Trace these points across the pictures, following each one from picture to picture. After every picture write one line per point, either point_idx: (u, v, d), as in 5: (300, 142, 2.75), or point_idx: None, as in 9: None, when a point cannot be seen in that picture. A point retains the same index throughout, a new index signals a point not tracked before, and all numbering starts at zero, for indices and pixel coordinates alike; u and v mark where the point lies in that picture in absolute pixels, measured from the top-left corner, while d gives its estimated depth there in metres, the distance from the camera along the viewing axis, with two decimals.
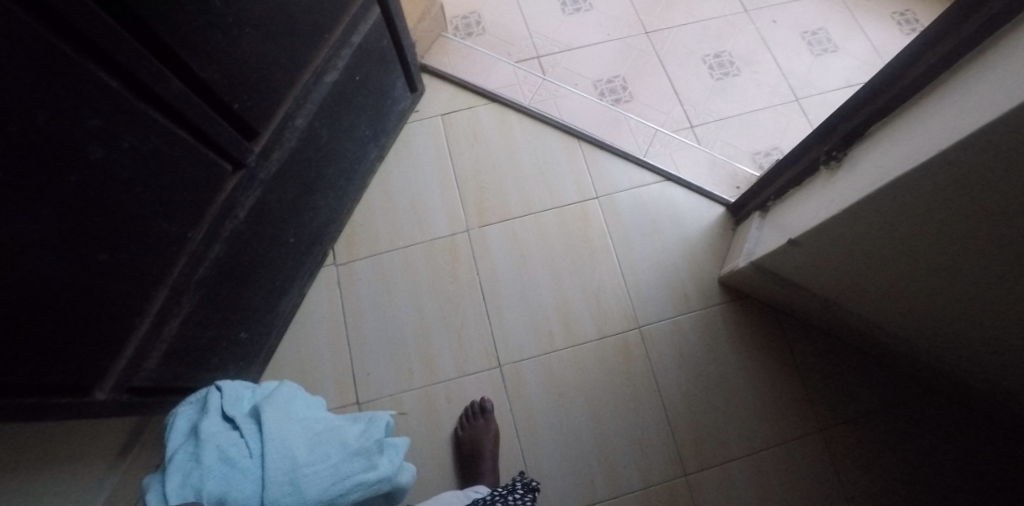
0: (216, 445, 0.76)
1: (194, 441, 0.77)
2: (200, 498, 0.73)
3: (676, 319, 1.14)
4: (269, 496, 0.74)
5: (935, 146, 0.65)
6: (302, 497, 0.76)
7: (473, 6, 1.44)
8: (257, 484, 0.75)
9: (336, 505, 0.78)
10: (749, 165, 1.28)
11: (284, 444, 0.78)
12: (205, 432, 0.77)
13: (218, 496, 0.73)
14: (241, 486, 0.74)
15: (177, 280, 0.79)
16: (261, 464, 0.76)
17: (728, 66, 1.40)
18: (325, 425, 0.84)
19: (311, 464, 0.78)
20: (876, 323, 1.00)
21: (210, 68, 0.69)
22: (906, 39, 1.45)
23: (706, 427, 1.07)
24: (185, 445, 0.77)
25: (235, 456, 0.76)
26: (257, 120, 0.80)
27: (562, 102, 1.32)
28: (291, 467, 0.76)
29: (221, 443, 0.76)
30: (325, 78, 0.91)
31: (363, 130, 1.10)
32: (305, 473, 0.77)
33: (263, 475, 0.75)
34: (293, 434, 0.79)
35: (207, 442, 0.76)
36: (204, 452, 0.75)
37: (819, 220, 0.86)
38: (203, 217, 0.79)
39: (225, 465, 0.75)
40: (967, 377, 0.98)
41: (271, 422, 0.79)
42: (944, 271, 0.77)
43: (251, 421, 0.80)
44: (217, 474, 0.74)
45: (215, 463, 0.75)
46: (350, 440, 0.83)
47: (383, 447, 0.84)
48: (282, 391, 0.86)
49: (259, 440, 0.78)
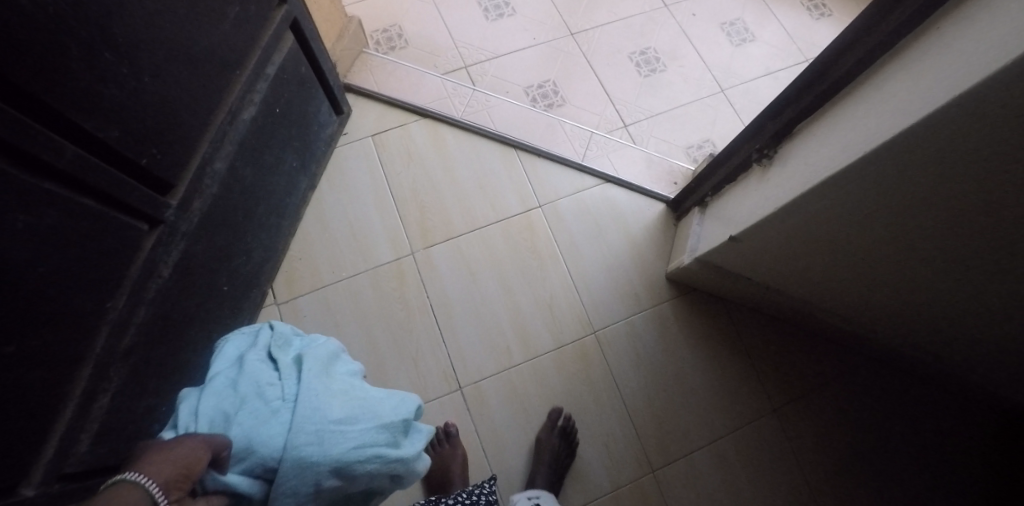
0: (255, 381, 0.74)
1: (239, 369, 0.77)
2: (234, 428, 0.70)
3: (629, 319, 1.15)
4: (291, 443, 0.69)
5: (856, 145, 0.68)
6: (324, 454, 0.69)
7: (393, 18, 1.39)
8: (283, 430, 0.70)
9: (352, 474, 0.71)
10: (684, 160, 1.31)
11: (319, 396, 0.73)
12: (249, 363, 0.77)
13: (245, 434, 0.69)
14: (270, 424, 0.70)
15: (101, 354, 0.73)
16: (292, 409, 0.72)
17: (654, 63, 1.42)
18: (361, 388, 0.78)
19: (339, 423, 0.71)
20: (818, 305, 1.04)
21: (109, 128, 0.64)
22: (816, 24, 1.52)
23: (669, 422, 1.09)
24: (231, 370, 0.77)
25: (270, 391, 0.73)
26: (169, 172, 0.74)
27: (495, 111, 1.30)
28: (319, 421, 0.71)
29: (261, 380, 0.74)
30: (242, 116, 0.85)
31: (289, 161, 1.04)
32: (332, 429, 0.71)
33: (291, 421, 0.70)
34: (330, 391, 0.74)
35: (255, 372, 0.75)
36: (248, 383, 0.74)
37: (756, 216, 0.89)
38: (122, 284, 0.74)
39: (262, 398, 0.72)
40: (901, 346, 1.04)
41: (314, 372, 0.76)
42: (875, 256, 0.80)
43: (294, 367, 0.77)
44: (254, 409, 0.71)
45: (251, 397, 0.73)
46: (384, 412, 0.75)
47: (409, 430, 0.77)
48: (331, 347, 0.82)
49: (297, 386, 0.74)
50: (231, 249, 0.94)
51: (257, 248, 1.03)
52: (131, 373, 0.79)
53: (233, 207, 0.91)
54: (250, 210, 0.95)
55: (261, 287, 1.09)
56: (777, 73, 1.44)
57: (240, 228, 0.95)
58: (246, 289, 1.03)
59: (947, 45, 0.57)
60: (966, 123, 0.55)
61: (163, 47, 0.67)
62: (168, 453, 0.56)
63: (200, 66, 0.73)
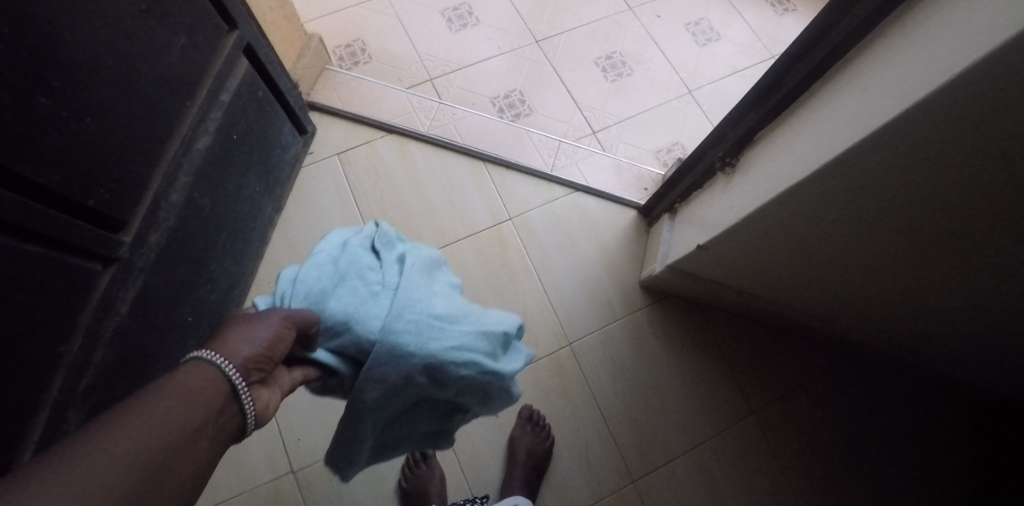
0: (354, 257, 0.62)
1: (335, 246, 0.64)
2: (319, 310, 0.57)
3: (604, 329, 1.15)
4: (389, 327, 0.56)
5: (811, 157, 0.68)
6: (421, 348, 0.57)
7: (355, 33, 1.38)
8: (382, 315, 0.58)
9: (443, 377, 0.59)
10: (653, 165, 1.31)
11: (421, 285, 0.61)
12: (349, 238, 0.64)
13: (338, 312, 0.57)
14: (369, 306, 0.58)
15: (58, 399, 0.71)
16: (392, 295, 0.59)
17: (620, 67, 1.41)
18: (464, 295, 0.66)
19: (442, 319, 0.59)
20: (789, 307, 1.04)
21: (50, 171, 0.62)
22: (781, 20, 1.53)
23: (647, 430, 1.09)
24: (326, 245, 0.64)
25: (370, 274, 0.61)
26: (120, 210, 0.72)
27: (462, 124, 1.29)
28: (421, 313, 0.58)
29: (360, 259, 0.62)
30: (196, 146, 0.83)
31: (251, 186, 1.03)
32: (433, 323, 0.58)
33: (392, 305, 0.58)
34: (433, 288, 0.62)
35: (351, 249, 0.62)
36: (343, 259, 0.61)
37: (721, 226, 0.89)
38: (76, 326, 0.71)
39: (354, 274, 0.61)
40: (872, 343, 1.05)
41: (418, 261, 0.63)
42: (838, 262, 0.81)
43: (397, 255, 0.64)
44: (347, 289, 0.59)
45: (346, 276, 0.60)
46: (485, 317, 0.63)
47: (507, 347, 0.66)
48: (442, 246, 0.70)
49: (398, 272, 0.62)
50: (194, 279, 0.92)
51: (223, 275, 1.01)
52: (93, 414, 0.77)
53: (194, 237, 0.88)
54: (212, 238, 0.94)
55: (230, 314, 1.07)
56: (743, 71, 1.44)
57: (203, 257, 0.93)
58: (213, 318, 1.01)
59: (892, 57, 0.57)
60: (913, 137, 0.55)
61: (105, 85, 0.65)
62: (250, 331, 0.51)
63: (147, 100, 0.72)
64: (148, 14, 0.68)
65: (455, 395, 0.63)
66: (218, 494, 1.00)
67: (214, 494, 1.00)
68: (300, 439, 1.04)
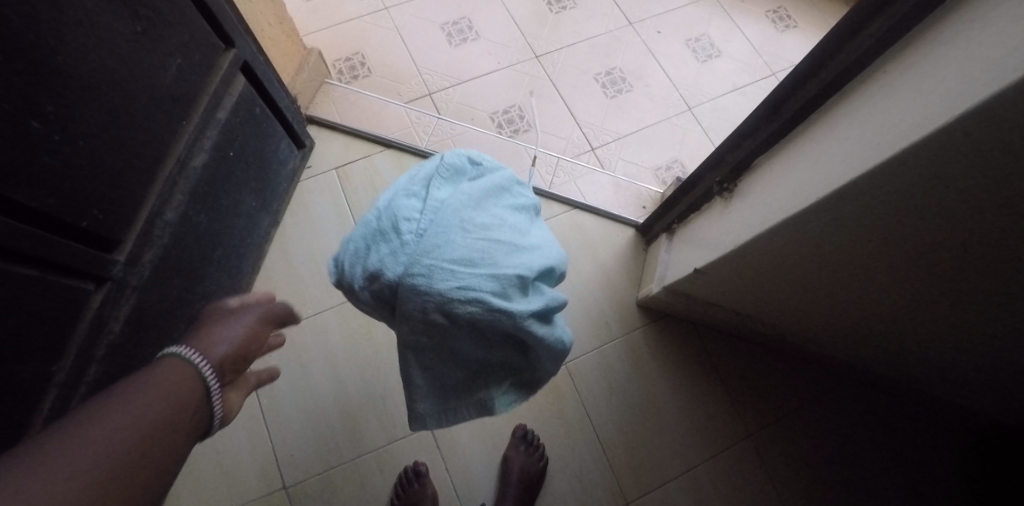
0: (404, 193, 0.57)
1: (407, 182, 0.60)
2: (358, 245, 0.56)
3: (600, 349, 1.14)
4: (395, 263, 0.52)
5: (810, 189, 0.68)
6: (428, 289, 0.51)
7: (355, 47, 1.38)
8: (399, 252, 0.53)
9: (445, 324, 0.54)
10: (652, 183, 1.31)
11: (441, 219, 0.54)
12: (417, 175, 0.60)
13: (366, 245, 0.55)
14: (390, 241, 0.54)
15: (49, 418, 0.70)
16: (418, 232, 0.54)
17: (620, 83, 1.41)
18: (510, 237, 0.57)
19: (456, 262, 0.52)
20: (786, 331, 1.04)
21: (42, 194, 0.61)
22: (781, 36, 1.53)
23: (643, 451, 1.08)
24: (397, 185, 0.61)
25: (408, 209, 0.55)
26: (113, 231, 0.72)
27: (460, 139, 1.29)
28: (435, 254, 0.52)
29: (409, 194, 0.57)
30: (192, 164, 0.83)
31: (248, 202, 1.02)
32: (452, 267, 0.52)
33: (411, 241, 0.53)
34: (469, 228, 0.54)
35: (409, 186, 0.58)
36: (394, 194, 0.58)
37: (718, 251, 0.88)
38: (67, 348, 0.70)
39: (382, 210, 0.56)
40: (871, 367, 1.04)
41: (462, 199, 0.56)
42: (835, 290, 0.81)
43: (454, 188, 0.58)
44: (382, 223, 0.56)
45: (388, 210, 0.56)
46: (507, 263, 0.55)
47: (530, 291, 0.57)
48: (494, 176, 0.62)
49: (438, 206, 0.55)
50: (189, 296, 0.91)
51: (219, 291, 1.00)
52: None
53: (189, 254, 0.88)
54: (208, 254, 0.93)
55: None
56: (743, 88, 1.44)
57: (198, 273, 0.92)
58: None
59: (892, 93, 0.57)
60: (909, 175, 0.55)
61: (100, 107, 0.65)
62: (225, 329, 0.58)
63: (142, 120, 0.71)
64: (144, 36, 0.68)
65: (479, 346, 0.57)
66: None
67: None
68: (294, 455, 1.03)
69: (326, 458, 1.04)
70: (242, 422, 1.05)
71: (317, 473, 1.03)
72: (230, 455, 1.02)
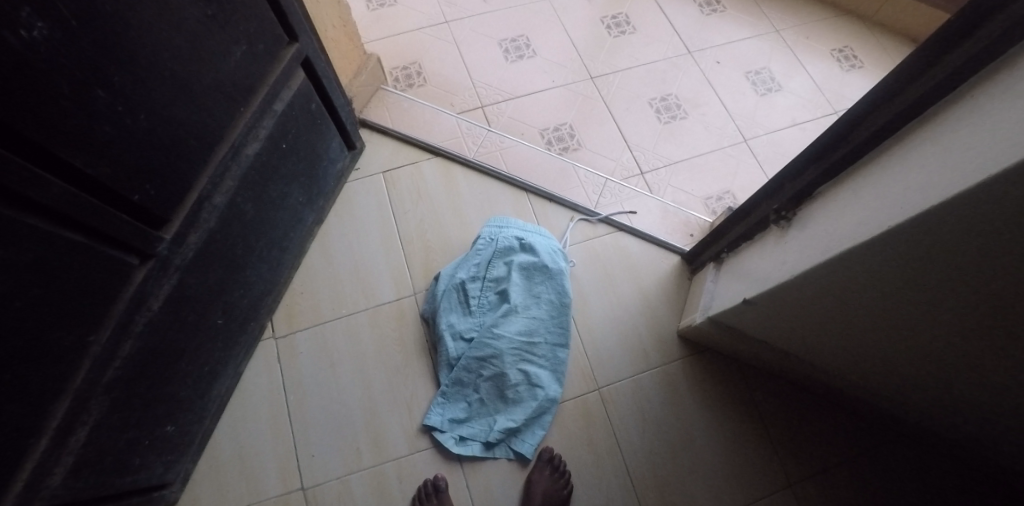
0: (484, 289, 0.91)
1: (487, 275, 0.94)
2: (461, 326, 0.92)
3: (636, 377, 1.09)
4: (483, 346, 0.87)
5: (878, 217, 0.63)
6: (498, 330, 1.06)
7: (413, 56, 1.40)
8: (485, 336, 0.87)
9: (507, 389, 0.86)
10: (702, 212, 1.26)
11: (501, 288, 1.10)
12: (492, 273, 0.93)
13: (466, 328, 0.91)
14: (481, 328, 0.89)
15: (81, 388, 0.70)
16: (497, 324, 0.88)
17: (675, 109, 1.39)
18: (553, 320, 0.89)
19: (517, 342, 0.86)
20: (839, 378, 0.96)
21: (100, 164, 0.63)
22: (846, 75, 1.47)
23: (674, 491, 1.02)
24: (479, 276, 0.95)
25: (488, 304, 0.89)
26: (164, 207, 0.73)
27: (508, 153, 1.28)
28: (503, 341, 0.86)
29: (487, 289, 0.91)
30: (246, 151, 0.85)
31: (295, 197, 1.03)
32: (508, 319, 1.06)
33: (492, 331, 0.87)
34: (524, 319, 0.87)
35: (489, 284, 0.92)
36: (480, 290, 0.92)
37: (770, 282, 0.83)
38: (107, 319, 0.71)
39: (470, 285, 1.10)
40: (933, 427, 0.95)
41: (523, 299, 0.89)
42: (897, 338, 0.74)
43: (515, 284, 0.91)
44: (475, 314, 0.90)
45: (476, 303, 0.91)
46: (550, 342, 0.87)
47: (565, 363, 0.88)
48: (536, 261, 1.11)
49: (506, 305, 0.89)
50: (228, 283, 0.92)
51: (258, 281, 1.01)
52: (111, 408, 0.77)
53: (233, 241, 0.89)
54: (251, 244, 0.94)
55: (260, 321, 1.07)
56: (803, 124, 1.39)
57: (240, 261, 0.93)
58: (243, 323, 1.01)
59: (979, 118, 0.53)
60: (993, 210, 0.50)
61: (164, 84, 0.67)
62: None
63: (202, 103, 0.73)
64: (213, 20, 0.70)
65: (525, 363, 1.06)
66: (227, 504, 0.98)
67: (221, 502, 0.98)
68: (315, 456, 1.02)
69: (345, 462, 1.01)
70: (267, 416, 1.04)
71: (335, 476, 1.00)
72: (252, 448, 1.02)
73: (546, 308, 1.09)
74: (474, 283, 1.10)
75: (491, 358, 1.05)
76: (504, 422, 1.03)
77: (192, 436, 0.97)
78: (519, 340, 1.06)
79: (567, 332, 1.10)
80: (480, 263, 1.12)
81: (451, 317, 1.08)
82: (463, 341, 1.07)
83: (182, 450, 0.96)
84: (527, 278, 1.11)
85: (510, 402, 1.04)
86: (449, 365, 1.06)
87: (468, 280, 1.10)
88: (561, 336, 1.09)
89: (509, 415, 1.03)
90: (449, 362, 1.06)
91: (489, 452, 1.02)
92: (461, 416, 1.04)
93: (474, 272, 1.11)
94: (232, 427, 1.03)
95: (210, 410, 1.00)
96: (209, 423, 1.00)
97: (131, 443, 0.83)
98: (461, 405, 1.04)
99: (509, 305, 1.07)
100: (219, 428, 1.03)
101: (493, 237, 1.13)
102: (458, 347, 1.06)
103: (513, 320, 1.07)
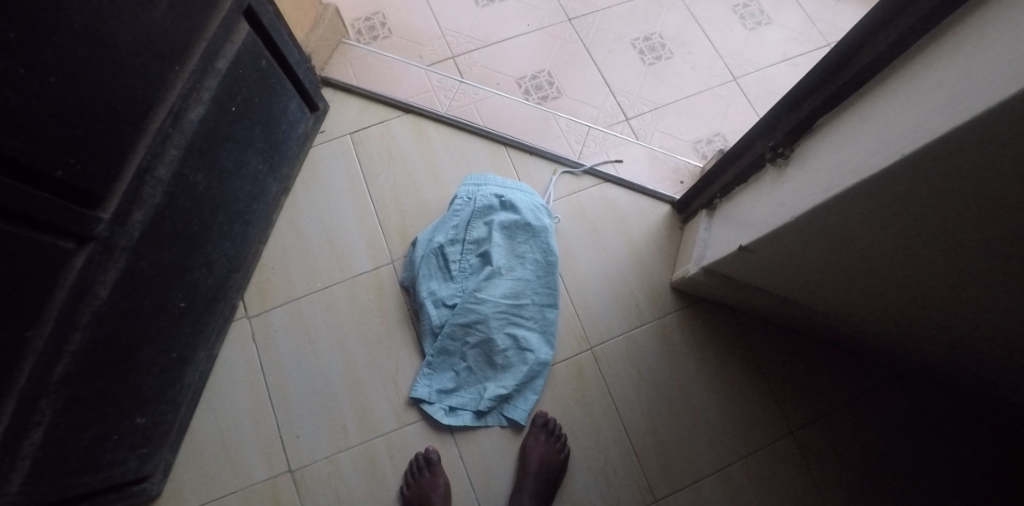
0: None
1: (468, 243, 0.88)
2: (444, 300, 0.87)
3: (629, 334, 1.05)
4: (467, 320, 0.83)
5: (883, 147, 0.57)
6: (482, 297, 1.00)
7: (376, 6, 1.29)
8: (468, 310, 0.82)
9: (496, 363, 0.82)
10: (691, 156, 1.20)
11: (483, 251, 1.03)
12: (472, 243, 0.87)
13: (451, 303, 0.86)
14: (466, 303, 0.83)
15: (27, 387, 0.64)
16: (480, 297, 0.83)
17: (659, 49, 1.30)
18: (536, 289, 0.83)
19: None
20: (842, 321, 0.92)
21: (8, 134, 0.56)
22: (838, 5, 1.38)
23: (673, 447, 0.99)
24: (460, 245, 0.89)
25: None
26: (96, 184, 0.66)
27: (484, 105, 1.20)
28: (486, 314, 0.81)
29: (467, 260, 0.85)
30: (188, 116, 0.77)
31: (254, 164, 0.96)
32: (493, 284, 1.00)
33: None
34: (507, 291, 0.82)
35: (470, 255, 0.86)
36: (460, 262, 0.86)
37: (768, 227, 0.77)
38: (47, 311, 0.65)
39: (450, 248, 1.04)
40: (937, 364, 0.92)
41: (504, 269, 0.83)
42: (902, 278, 0.69)
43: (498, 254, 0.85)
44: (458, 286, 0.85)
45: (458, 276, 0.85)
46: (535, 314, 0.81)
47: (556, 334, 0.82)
48: (519, 221, 1.04)
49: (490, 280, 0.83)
50: (187, 263, 0.85)
51: (222, 259, 0.94)
52: (66, 406, 0.71)
53: (186, 216, 0.82)
54: (208, 219, 0.87)
55: (230, 300, 1.00)
56: (794, 59, 1.31)
57: (198, 237, 0.86)
58: (210, 304, 0.95)
59: (987, 26, 0.47)
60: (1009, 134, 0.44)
61: (71, 40, 0.60)
62: None
63: (124, 63, 0.66)
64: None
65: (513, 329, 1.01)
66: (212, 492, 0.94)
67: (205, 491, 0.94)
68: (300, 437, 0.97)
69: (331, 440, 0.97)
70: (246, 400, 0.99)
71: (322, 456, 0.96)
72: (233, 432, 0.97)
73: (532, 268, 1.04)
74: (454, 246, 1.04)
75: (476, 324, 1.00)
76: (495, 389, 0.98)
77: (168, 426, 0.92)
78: (504, 304, 1.01)
79: (557, 292, 1.04)
80: (459, 224, 1.05)
81: (432, 283, 1.02)
82: (446, 308, 1.01)
83: (158, 441, 0.91)
84: (509, 238, 1.04)
85: (499, 368, 1.00)
86: (433, 333, 1.01)
87: (447, 243, 1.04)
88: (549, 297, 1.03)
89: (498, 381, 0.99)
90: (433, 330, 1.01)
91: (480, 421, 0.98)
92: (449, 386, 0.99)
93: (452, 235, 1.04)
94: (211, 413, 0.98)
95: (185, 397, 0.95)
96: (185, 411, 0.95)
97: (98, 438, 0.78)
98: (449, 375, 1.00)
99: (492, 268, 1.02)
100: (197, 415, 0.98)
101: (471, 196, 1.06)
102: (442, 314, 1.01)
103: (497, 283, 1.02)
